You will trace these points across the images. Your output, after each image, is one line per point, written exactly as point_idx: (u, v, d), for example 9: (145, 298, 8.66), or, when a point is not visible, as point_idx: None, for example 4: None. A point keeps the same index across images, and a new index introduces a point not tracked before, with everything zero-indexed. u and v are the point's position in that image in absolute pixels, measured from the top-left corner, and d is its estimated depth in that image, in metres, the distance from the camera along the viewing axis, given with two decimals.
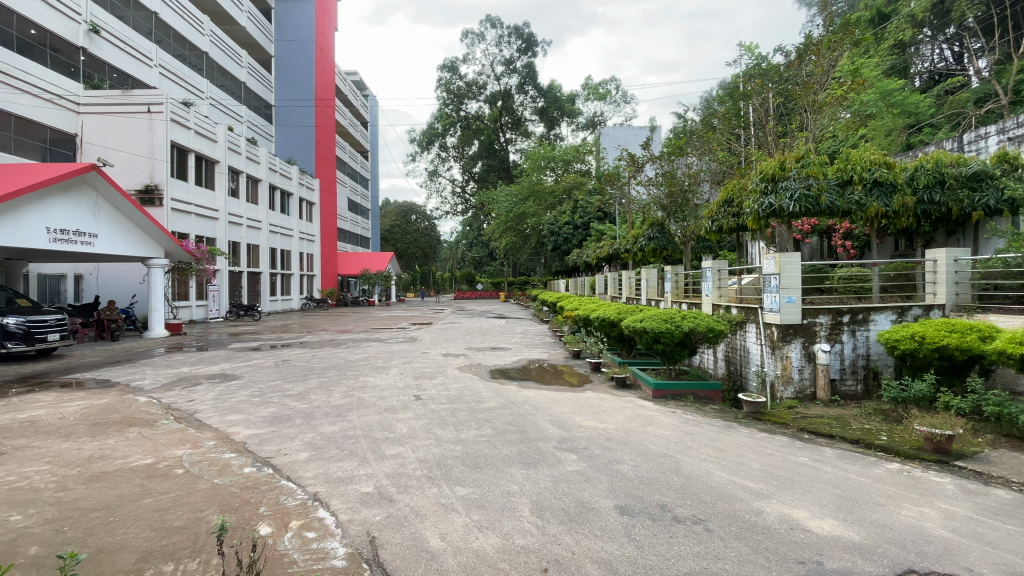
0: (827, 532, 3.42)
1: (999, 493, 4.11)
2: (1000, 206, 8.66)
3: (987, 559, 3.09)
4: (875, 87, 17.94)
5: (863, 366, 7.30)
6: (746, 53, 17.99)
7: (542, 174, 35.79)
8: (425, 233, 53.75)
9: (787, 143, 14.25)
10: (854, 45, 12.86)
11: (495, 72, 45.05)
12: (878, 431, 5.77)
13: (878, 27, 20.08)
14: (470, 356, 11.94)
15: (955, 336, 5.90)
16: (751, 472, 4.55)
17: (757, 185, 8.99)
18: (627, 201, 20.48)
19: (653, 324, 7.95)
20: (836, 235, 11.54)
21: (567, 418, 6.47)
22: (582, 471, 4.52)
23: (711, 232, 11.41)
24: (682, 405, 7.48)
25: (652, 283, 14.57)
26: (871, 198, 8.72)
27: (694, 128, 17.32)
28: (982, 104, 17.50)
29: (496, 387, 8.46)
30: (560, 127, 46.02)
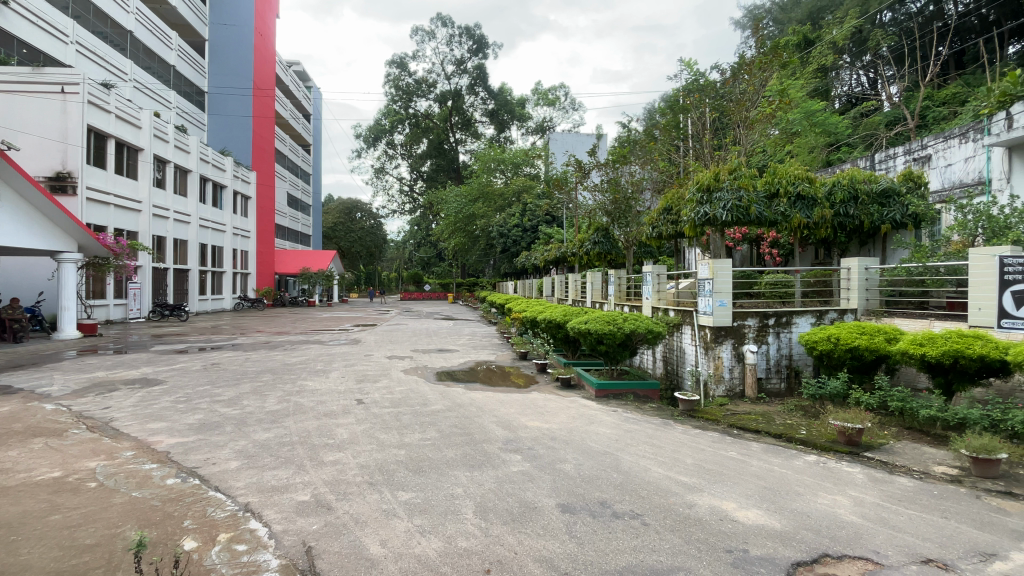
0: (752, 521, 3.65)
1: (902, 480, 4.54)
2: (905, 220, 9.58)
3: (891, 541, 3.40)
4: (800, 106, 19.26)
5: (786, 365, 7.86)
6: (686, 68, 18.77)
7: (491, 175, 35.89)
8: (371, 231, 52.35)
9: (721, 156, 15.18)
10: (781, 66, 13.85)
11: (445, 71, 44.58)
12: (798, 426, 6.24)
13: (804, 51, 21.62)
14: (416, 358, 11.76)
15: (865, 337, 6.47)
16: (686, 467, 4.78)
17: (694, 194, 9.55)
18: (573, 206, 20.99)
19: (596, 326, 8.18)
20: (764, 243, 12.34)
21: (513, 419, 6.51)
22: (526, 471, 4.57)
23: (652, 238, 11.84)
24: (622, 404, 7.72)
25: (596, 286, 14.97)
26: (794, 210, 9.44)
27: (637, 138, 17.97)
28: (893, 127, 19.24)
29: (442, 389, 8.40)
30: (510, 130, 46.28)
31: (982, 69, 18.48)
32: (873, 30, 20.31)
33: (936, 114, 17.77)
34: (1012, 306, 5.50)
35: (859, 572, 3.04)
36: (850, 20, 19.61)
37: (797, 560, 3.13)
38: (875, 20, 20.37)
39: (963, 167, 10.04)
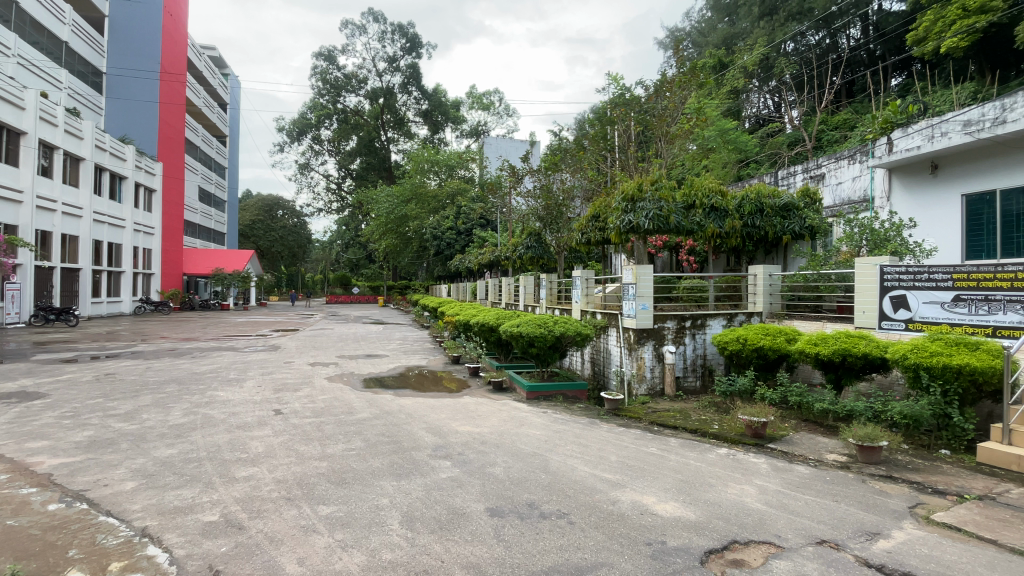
0: (670, 514, 3.85)
1: (800, 468, 5.00)
2: (804, 232, 10.58)
3: (791, 525, 3.72)
4: (715, 124, 20.75)
5: (701, 364, 8.41)
6: (613, 82, 19.57)
7: (425, 176, 35.36)
8: (294, 230, 49.62)
9: (645, 167, 16.08)
10: (698, 86, 14.90)
11: (377, 68, 43.45)
12: (712, 421, 6.69)
13: (719, 73, 23.34)
14: (342, 364, 11.27)
15: (768, 338, 7.05)
16: (610, 465, 4.95)
17: (620, 203, 10.04)
18: (507, 211, 21.16)
19: (527, 329, 8.31)
20: (682, 250, 13.14)
21: (443, 424, 6.42)
22: (455, 477, 4.52)
23: (581, 244, 12.20)
24: (552, 405, 7.89)
25: (529, 290, 15.18)
26: (709, 220, 10.16)
27: (568, 146, 18.48)
28: (793, 147, 21.29)
29: (369, 396, 8.12)
30: (444, 132, 45.81)
31: (868, 98, 20.87)
32: (779, 58, 22.30)
33: (830, 137, 19.81)
34: (891, 309, 6.57)
35: (763, 556, 3.30)
36: (760, 47, 21.39)
37: (710, 548, 3.34)
38: (780, 49, 22.39)
39: (851, 186, 11.29)
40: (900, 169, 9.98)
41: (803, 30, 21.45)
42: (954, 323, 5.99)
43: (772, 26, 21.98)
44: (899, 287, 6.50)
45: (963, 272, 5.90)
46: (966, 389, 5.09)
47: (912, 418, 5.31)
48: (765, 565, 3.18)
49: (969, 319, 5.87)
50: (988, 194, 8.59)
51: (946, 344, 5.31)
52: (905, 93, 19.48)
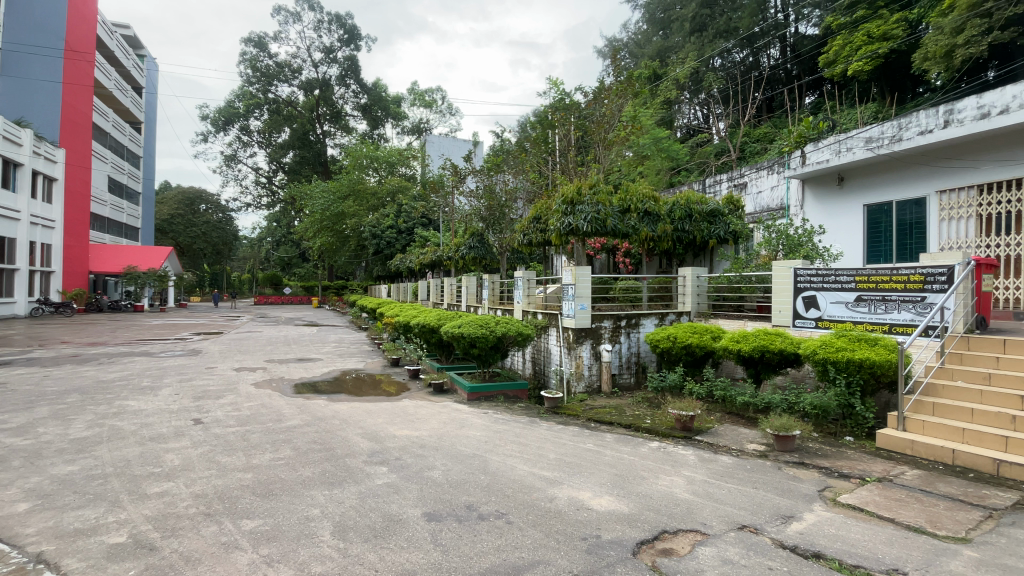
0: (604, 508, 3.97)
1: (723, 458, 5.32)
2: (728, 236, 11.30)
3: (716, 513, 3.95)
4: (650, 133, 21.66)
5: (635, 361, 8.74)
6: (553, 86, 19.89)
7: (364, 173, 34.28)
8: (219, 226, 46.40)
9: (584, 171, 16.51)
10: (634, 95, 15.51)
11: (312, 58, 41.66)
12: (645, 416, 6.97)
13: (654, 83, 24.41)
14: (271, 370, 10.65)
15: (696, 336, 7.45)
16: (548, 462, 5.03)
17: (560, 206, 10.27)
18: (448, 211, 20.97)
19: (469, 330, 8.27)
20: (619, 253, 13.60)
21: (380, 429, 6.24)
22: (391, 483, 4.41)
23: (523, 245, 12.31)
24: (493, 405, 7.90)
25: (471, 290, 15.11)
26: (643, 224, 10.52)
27: (509, 148, 18.59)
28: (720, 156, 22.62)
29: (301, 402, 7.75)
30: (384, 127, 44.61)
31: (785, 114, 22.63)
32: (708, 72, 23.64)
33: (752, 148, 21.26)
34: (803, 308, 7.18)
35: (690, 543, 3.47)
36: (690, 61, 22.60)
37: (641, 539, 3.47)
38: (709, 64, 23.74)
39: (769, 195, 12.22)
40: (812, 181, 10.93)
41: (729, 48, 22.90)
42: (856, 321, 6.61)
43: (702, 41, 23.22)
44: (810, 288, 7.10)
45: (864, 275, 6.52)
46: (867, 380, 5.63)
47: (822, 408, 5.80)
48: (691, 552, 3.35)
49: (869, 317, 6.49)
50: (886, 204, 9.55)
51: (850, 340, 5.85)
52: (817, 111, 21.34)
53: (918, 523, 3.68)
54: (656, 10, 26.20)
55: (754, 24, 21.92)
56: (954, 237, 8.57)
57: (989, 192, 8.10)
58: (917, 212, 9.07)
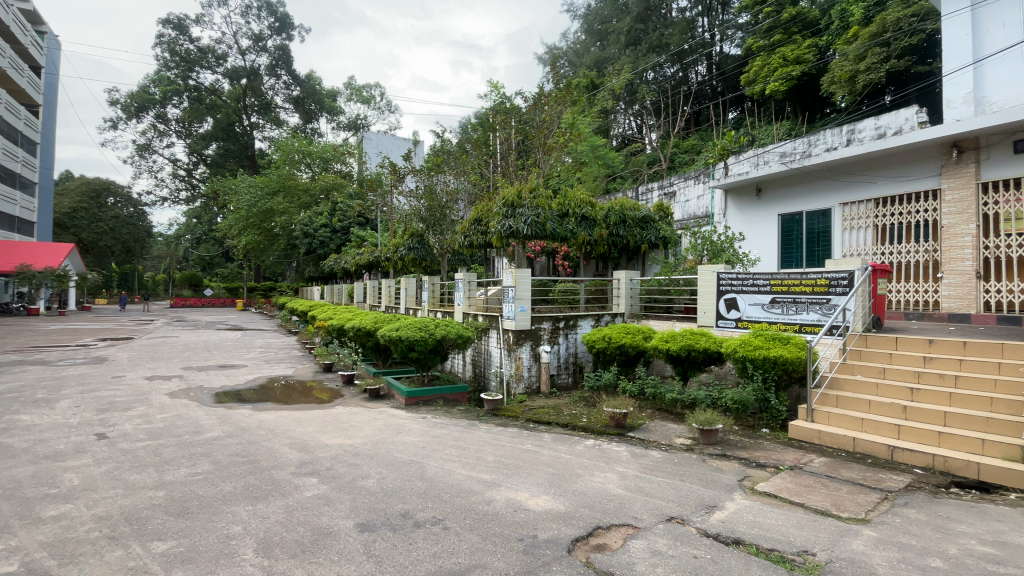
0: (541, 507, 4.02)
1: (654, 453, 5.56)
2: (658, 241, 11.86)
3: (646, 506, 4.11)
4: (588, 140, 22.28)
5: (572, 362, 8.95)
6: (493, 90, 19.97)
7: (296, 168, 32.72)
8: (130, 222, 42.30)
9: (523, 175, 16.71)
10: (572, 103, 15.90)
11: (239, 45, 39.21)
12: (581, 415, 7.14)
13: (591, 91, 25.13)
14: (189, 378, 9.85)
15: (629, 336, 7.73)
16: (486, 465, 5.01)
17: (500, 208, 10.33)
18: (387, 211, 20.46)
19: (407, 333, 8.09)
20: (558, 256, 13.85)
21: (311, 438, 5.96)
22: (322, 495, 4.21)
23: (463, 247, 12.23)
24: (431, 410, 7.78)
25: (410, 292, 14.83)
26: (580, 228, 10.79)
27: (450, 149, 18.39)
28: (652, 165, 23.65)
29: (223, 413, 7.23)
30: (318, 122, 42.74)
31: (711, 127, 24.07)
32: (642, 85, 24.67)
33: (682, 159, 22.43)
34: (725, 310, 7.69)
35: (623, 538, 3.59)
36: (625, 73, 23.54)
37: (576, 537, 3.55)
38: (643, 77, 24.78)
39: (696, 203, 12.96)
40: (732, 192, 11.74)
41: (661, 62, 24.04)
42: (771, 321, 7.15)
43: (636, 54, 24.24)
44: (731, 290, 7.62)
45: (778, 279, 7.08)
46: (781, 376, 6.10)
47: (741, 403, 6.22)
48: (623, 546, 3.46)
49: (782, 318, 7.04)
50: (797, 214, 10.41)
51: (766, 339, 6.33)
52: (739, 126, 22.90)
53: (824, 507, 4.03)
54: (594, 22, 27.03)
55: (683, 41, 23.17)
56: (854, 245, 9.48)
57: (883, 205, 9.05)
58: (823, 222, 9.96)
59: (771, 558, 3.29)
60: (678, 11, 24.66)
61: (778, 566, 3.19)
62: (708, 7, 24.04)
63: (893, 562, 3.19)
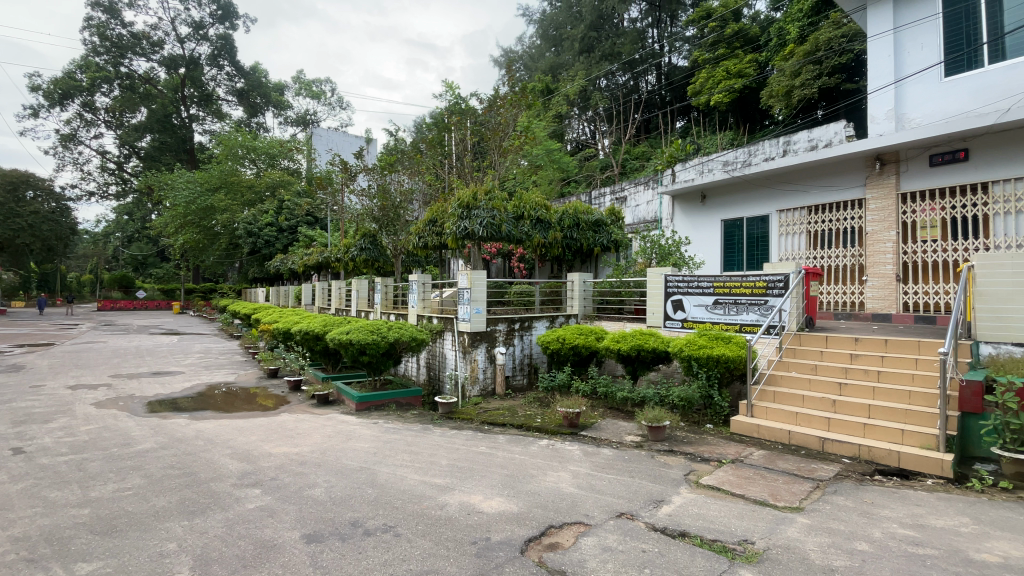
0: (495, 510, 4.02)
1: (605, 451, 5.69)
2: (610, 244, 12.17)
3: (598, 504, 4.19)
4: (543, 144, 22.53)
5: (527, 363, 9.02)
6: (448, 90, 19.83)
7: (239, 164, 31.26)
8: (51, 217, 38.44)
9: (479, 176, 16.66)
10: (527, 107, 16.06)
11: (178, 32, 37.00)
12: (536, 415, 7.21)
13: (546, 95, 25.43)
14: (118, 386, 9.16)
15: (582, 337, 7.88)
16: (440, 469, 4.96)
17: (456, 210, 10.27)
18: (337, 210, 19.86)
19: (358, 336, 7.88)
20: (514, 258, 13.92)
21: (255, 448, 5.69)
22: (266, 506, 4.03)
23: (418, 248, 12.06)
24: (383, 414, 7.62)
25: (362, 294, 14.49)
26: (535, 231, 10.91)
27: (404, 148, 18.07)
28: (605, 170, 24.18)
29: (157, 423, 6.77)
30: (263, 116, 40.93)
31: (660, 135, 24.93)
32: (595, 92, 25.18)
33: (632, 165, 23.04)
34: (672, 310, 7.99)
35: (574, 536, 3.64)
36: (579, 79, 24.04)
37: (529, 537, 3.57)
38: (596, 84, 25.34)
39: (646, 208, 13.39)
40: (679, 198, 12.21)
41: (613, 70, 24.65)
42: (714, 321, 7.48)
43: (589, 62, 24.80)
44: (678, 292, 7.93)
45: (721, 282, 7.42)
46: (723, 373, 6.40)
47: (687, 400, 6.49)
48: (575, 544, 3.52)
49: (724, 318, 7.38)
50: (738, 220, 10.98)
51: (710, 338, 6.62)
52: (686, 134, 23.87)
53: (763, 497, 4.25)
54: (549, 27, 27.40)
55: (634, 51, 23.88)
56: (789, 249, 10.09)
57: (815, 213, 9.71)
58: (762, 228, 10.55)
59: (714, 549, 3.44)
60: (629, 21, 25.36)
61: (720, 556, 3.34)
62: (657, 19, 24.90)
63: (825, 547, 3.41)
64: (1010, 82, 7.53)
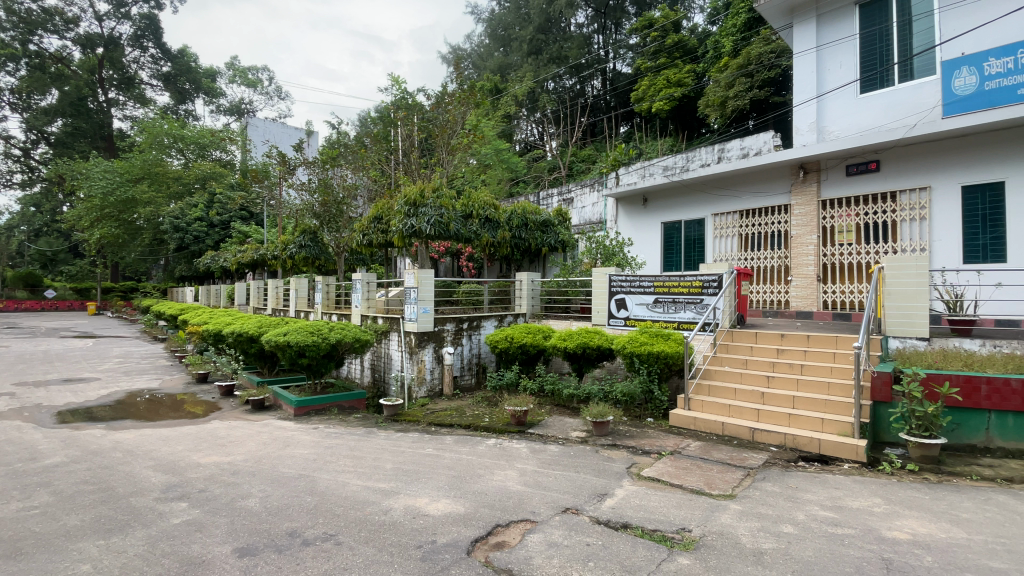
0: (441, 511, 3.97)
1: (552, 447, 5.77)
2: (558, 244, 12.35)
3: (544, 501, 4.22)
4: (492, 143, 22.52)
5: (475, 363, 8.99)
6: (394, 84, 19.37)
7: (165, 154, 29.08)
8: None
9: (426, 174, 16.39)
10: (475, 105, 15.98)
11: (95, 8, 33.86)
12: (483, 415, 7.21)
13: (495, 95, 25.47)
14: (20, 396, 8.24)
15: (529, 336, 7.94)
16: (384, 473, 4.83)
17: (402, 207, 10.03)
18: (275, 205, 18.89)
19: (297, 338, 7.53)
20: (462, 257, 13.83)
21: (182, 458, 5.30)
22: (194, 520, 3.77)
23: (362, 246, 11.70)
24: (324, 419, 7.33)
25: (302, 293, 13.89)
26: (484, 230, 10.88)
27: (347, 143, 17.46)
28: (552, 171, 24.44)
29: (68, 435, 6.15)
30: (193, 104, 38.24)
31: (605, 139, 25.58)
32: (543, 94, 25.49)
33: (579, 167, 23.43)
34: (616, 309, 8.25)
35: (521, 533, 3.66)
36: (528, 80, 24.23)
37: (475, 537, 3.55)
38: (544, 86, 25.62)
39: (591, 209, 13.70)
40: (622, 200, 12.59)
41: (560, 73, 25.02)
42: (655, 319, 7.78)
43: (537, 64, 25.07)
44: (621, 291, 8.19)
45: (661, 281, 7.74)
46: (663, 369, 6.66)
47: (630, 395, 6.70)
48: (521, 542, 3.53)
49: (663, 316, 7.69)
50: (677, 223, 11.49)
51: (651, 335, 6.88)
52: (629, 139, 24.61)
53: (699, 487, 4.46)
54: (497, 27, 27.47)
55: (581, 55, 24.31)
56: (723, 251, 10.67)
57: (746, 217, 10.32)
58: (698, 230, 11.09)
59: (655, 538, 3.56)
60: (576, 25, 25.85)
61: (660, 545, 3.46)
62: (603, 25, 25.53)
63: (755, 531, 3.62)
64: (915, 100, 8.30)
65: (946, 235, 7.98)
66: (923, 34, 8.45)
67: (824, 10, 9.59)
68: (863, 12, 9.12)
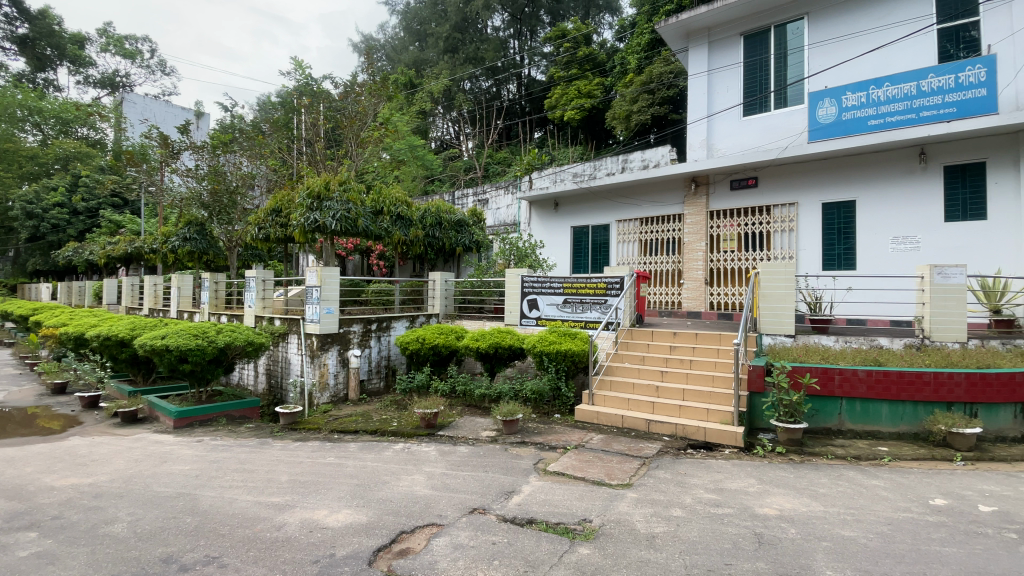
0: (342, 522, 3.77)
1: (461, 449, 5.75)
2: (472, 245, 12.33)
3: (452, 503, 4.18)
4: (406, 139, 21.96)
5: (384, 365, 8.69)
6: (298, 68, 18.15)
7: (15, 128, 24.84)
8: None
9: (333, 166, 15.56)
10: (388, 99, 15.50)
11: None
12: (391, 419, 6.98)
13: (410, 90, 24.87)
14: None
15: (441, 336, 7.84)
16: (279, 487, 4.50)
17: (304, 200, 9.43)
18: (155, 192, 16.86)
19: (178, 341, 6.79)
20: (373, 255, 13.36)
21: (29, 482, 4.53)
22: (42, 553, 3.24)
23: (259, 240, 10.81)
24: (211, 430, 6.68)
25: (185, 291, 12.52)
26: (395, 228, 10.57)
27: (244, 128, 16.04)
28: (468, 171, 24.42)
29: None
30: (54, 72, 33.00)
31: (519, 143, 26.06)
32: (459, 93, 25.36)
33: (494, 169, 23.60)
34: (527, 309, 8.42)
35: (426, 538, 3.59)
36: (443, 78, 23.95)
37: (378, 547, 3.42)
38: (460, 86, 25.49)
39: (506, 211, 13.88)
40: (535, 204, 12.91)
41: (476, 74, 25.11)
42: (564, 319, 8.06)
43: (454, 62, 24.91)
44: (532, 292, 8.37)
45: (570, 282, 8.02)
46: (569, 366, 6.93)
47: (538, 393, 6.87)
48: (426, 547, 3.46)
49: (571, 316, 7.99)
50: (585, 227, 12.00)
51: (559, 334, 7.11)
52: (542, 145, 25.23)
53: (600, 478, 4.68)
54: (413, 21, 26.93)
55: (497, 58, 24.53)
56: (626, 254, 11.31)
57: (646, 224, 11.05)
58: (604, 235, 11.67)
59: (558, 531, 3.68)
60: (492, 28, 26.00)
61: (562, 537, 3.57)
62: (518, 31, 25.87)
63: (649, 517, 3.87)
64: (787, 126, 9.42)
65: (810, 245, 9.14)
66: (795, 66, 9.58)
67: (715, 36, 10.52)
68: (747, 43, 10.16)
